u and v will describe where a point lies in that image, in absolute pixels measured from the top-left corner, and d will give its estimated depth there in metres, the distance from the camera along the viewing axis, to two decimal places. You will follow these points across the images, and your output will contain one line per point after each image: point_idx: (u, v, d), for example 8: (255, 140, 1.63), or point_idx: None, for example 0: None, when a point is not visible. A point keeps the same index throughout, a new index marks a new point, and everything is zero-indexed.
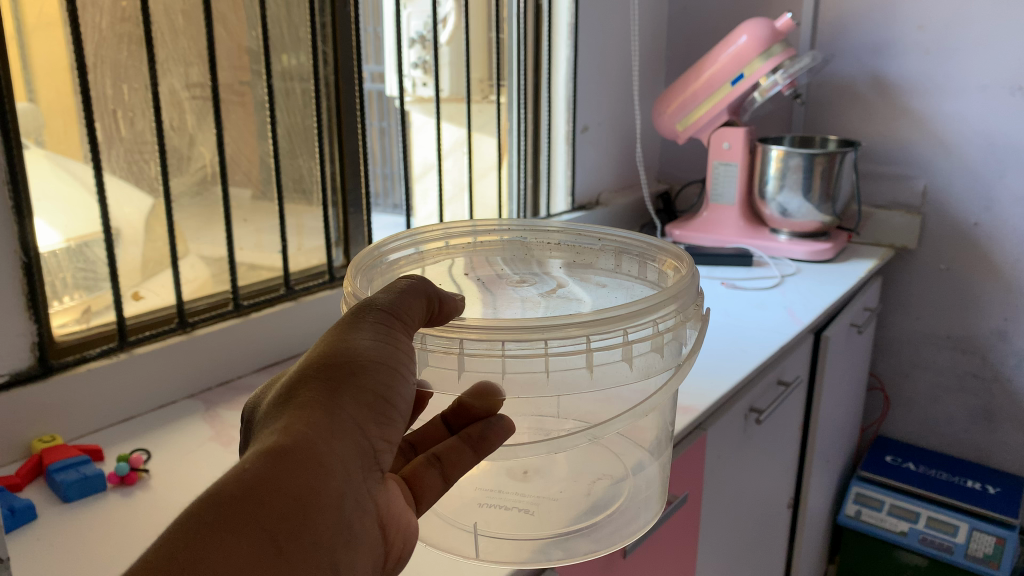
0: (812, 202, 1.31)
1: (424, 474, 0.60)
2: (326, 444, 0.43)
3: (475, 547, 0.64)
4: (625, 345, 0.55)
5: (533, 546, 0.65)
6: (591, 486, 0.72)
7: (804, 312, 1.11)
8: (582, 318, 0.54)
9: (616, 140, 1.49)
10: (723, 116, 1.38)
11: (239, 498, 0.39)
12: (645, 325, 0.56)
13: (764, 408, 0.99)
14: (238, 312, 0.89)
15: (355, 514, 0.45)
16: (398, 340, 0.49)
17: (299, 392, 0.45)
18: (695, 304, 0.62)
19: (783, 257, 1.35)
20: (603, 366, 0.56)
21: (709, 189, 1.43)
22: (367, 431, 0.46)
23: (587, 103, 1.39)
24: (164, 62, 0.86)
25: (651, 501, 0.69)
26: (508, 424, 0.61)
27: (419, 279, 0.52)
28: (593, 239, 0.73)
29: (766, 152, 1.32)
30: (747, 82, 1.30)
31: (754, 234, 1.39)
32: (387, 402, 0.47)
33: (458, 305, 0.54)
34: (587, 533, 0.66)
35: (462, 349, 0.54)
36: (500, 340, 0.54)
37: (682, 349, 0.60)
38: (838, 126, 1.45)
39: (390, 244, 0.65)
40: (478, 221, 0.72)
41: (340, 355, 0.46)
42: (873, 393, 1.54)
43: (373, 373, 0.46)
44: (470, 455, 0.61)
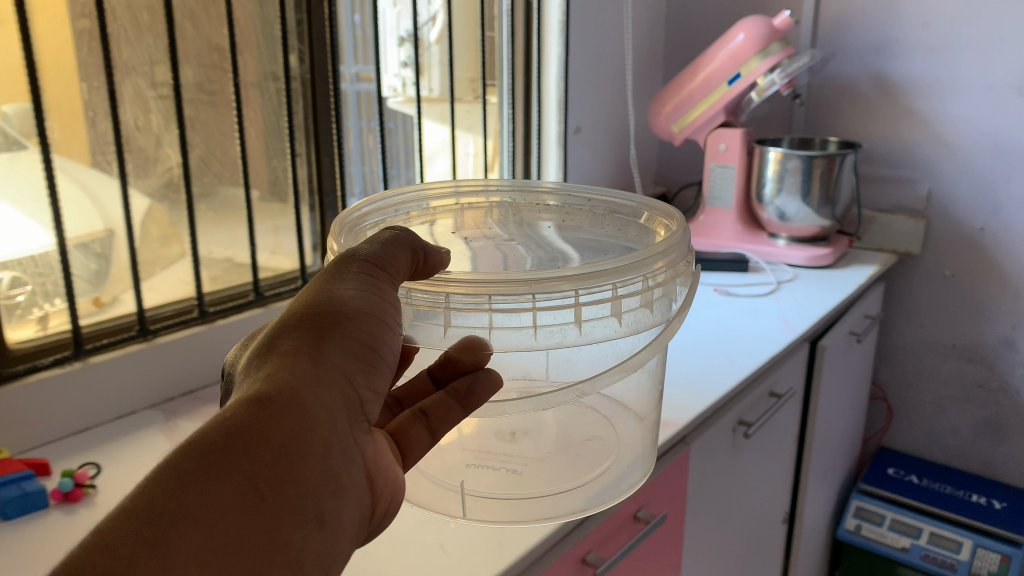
0: (811, 205, 1.27)
1: (411, 428, 0.65)
2: (309, 391, 0.46)
3: (461, 506, 0.66)
4: (613, 300, 0.59)
5: (520, 505, 0.67)
6: (580, 447, 0.74)
7: (799, 321, 1.06)
8: (570, 272, 0.57)
9: (610, 143, 1.45)
10: (720, 117, 1.33)
11: (222, 443, 0.41)
12: (635, 280, 0.60)
13: (754, 421, 0.95)
14: (203, 318, 0.86)
15: (341, 461, 0.48)
16: (382, 292, 0.52)
17: (284, 341, 0.48)
18: (686, 260, 0.65)
19: (784, 262, 1.30)
20: (593, 321, 0.59)
21: (705, 192, 1.39)
22: (352, 380, 0.49)
23: (579, 103, 1.36)
24: (128, 59, 0.83)
25: (644, 461, 0.71)
26: (494, 378, 0.66)
27: (402, 232, 0.56)
28: (581, 197, 0.73)
29: (764, 153, 1.28)
30: (744, 82, 1.26)
31: (751, 239, 1.35)
32: (371, 351, 0.50)
33: (442, 259, 0.58)
34: (582, 490, 0.68)
35: (449, 303, 0.57)
36: (486, 295, 0.57)
37: (672, 306, 0.64)
38: (838, 127, 1.40)
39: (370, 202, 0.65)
40: (460, 181, 0.73)
41: (325, 305, 0.50)
42: (876, 402, 1.49)
43: (357, 323, 0.50)
44: (456, 410, 0.66)
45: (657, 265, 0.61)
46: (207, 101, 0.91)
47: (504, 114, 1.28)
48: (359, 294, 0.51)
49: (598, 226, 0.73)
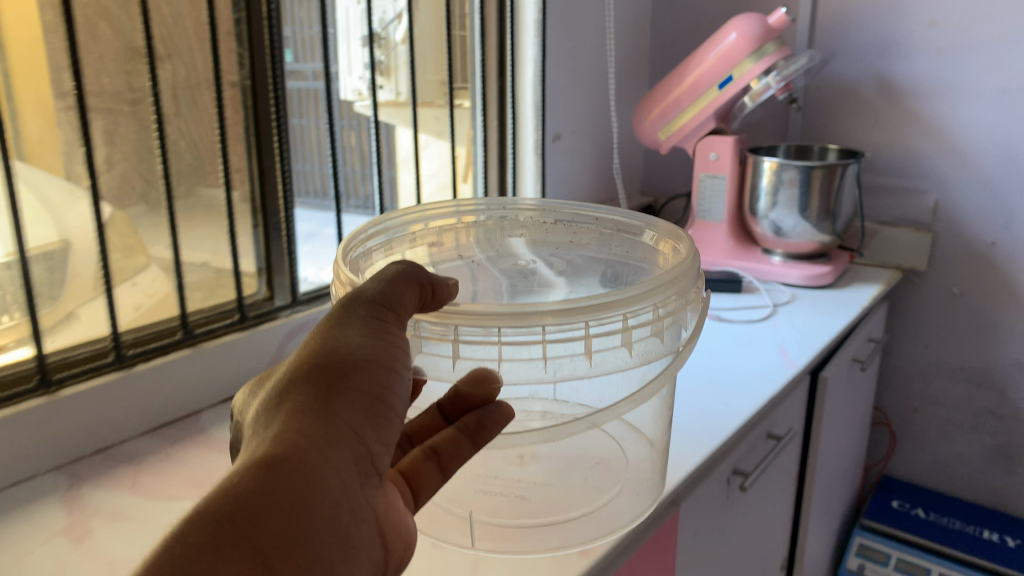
0: (809, 220, 1.17)
1: (422, 466, 0.63)
2: (318, 453, 0.44)
3: (469, 536, 0.66)
4: (625, 331, 0.60)
5: (529, 534, 0.66)
6: (590, 472, 0.74)
7: (798, 352, 0.96)
8: (580, 306, 0.59)
9: (593, 151, 1.34)
10: (710, 123, 1.23)
11: (231, 513, 0.40)
12: (646, 310, 0.61)
13: (750, 470, 0.84)
14: (120, 364, 0.74)
15: (349, 519, 0.46)
16: (390, 336, 0.50)
17: (291, 397, 0.46)
18: (695, 287, 0.66)
19: (781, 281, 1.20)
20: (603, 352, 0.61)
21: (694, 205, 1.29)
22: (361, 433, 0.47)
23: (558, 108, 1.25)
24: (29, 66, 0.72)
25: (653, 491, 0.70)
26: (504, 409, 0.65)
27: (409, 267, 0.54)
28: (586, 217, 0.78)
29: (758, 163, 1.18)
30: (736, 85, 1.16)
31: (745, 255, 1.25)
32: (381, 402, 0.49)
33: (450, 290, 0.56)
34: (586, 521, 0.67)
35: (457, 335, 0.59)
36: (496, 327, 0.59)
37: (681, 336, 0.66)
38: (838, 133, 1.30)
39: (378, 225, 0.69)
40: (460, 200, 0.77)
41: (333, 355, 0.48)
42: (879, 428, 1.39)
43: (365, 373, 0.48)
44: (468, 445, 0.64)
45: (668, 294, 0.63)
46: (130, 112, 0.80)
47: (474, 122, 1.17)
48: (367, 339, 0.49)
49: (604, 245, 0.78)
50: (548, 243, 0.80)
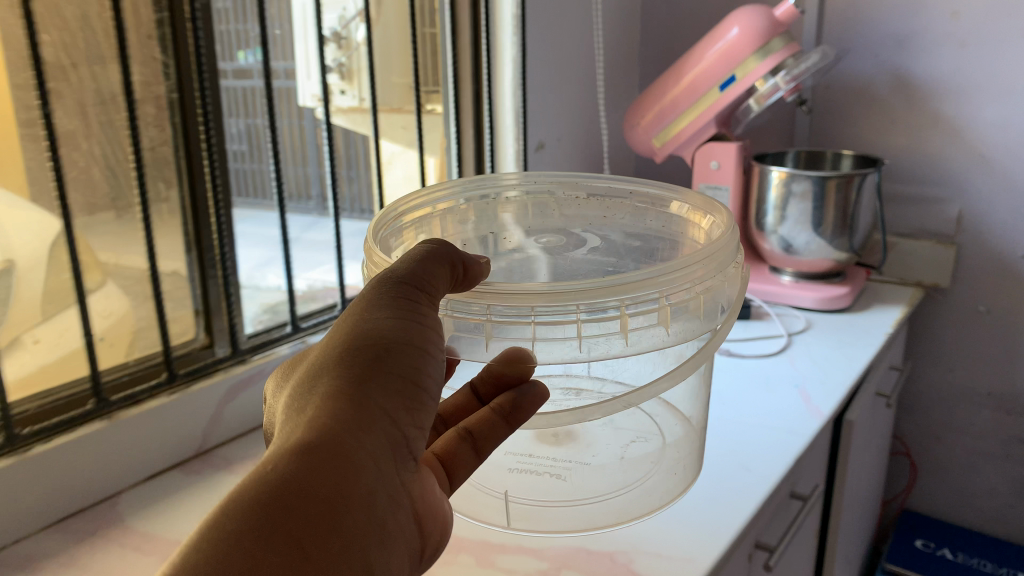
0: (823, 237, 1.04)
1: (457, 448, 0.63)
2: (352, 439, 0.43)
3: (505, 516, 0.67)
4: (662, 308, 0.64)
5: (559, 517, 0.67)
6: (625, 447, 0.74)
7: (822, 395, 0.84)
8: (615, 285, 0.62)
9: (581, 160, 1.21)
10: (711, 129, 1.10)
11: (267, 502, 0.40)
12: (683, 291, 0.65)
13: (774, 543, 0.72)
14: (15, 446, 0.60)
15: (386, 503, 0.45)
16: (421, 318, 0.50)
17: (323, 383, 0.46)
18: (735, 265, 0.71)
19: (793, 304, 1.08)
20: (638, 331, 0.64)
21: None
22: (396, 417, 0.46)
23: (541, 114, 1.12)
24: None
25: (688, 471, 0.71)
26: (537, 392, 0.66)
27: (437, 247, 0.54)
28: (620, 191, 0.84)
29: (765, 173, 1.06)
30: (739, 87, 1.03)
31: (752, 274, 1.12)
32: (416, 385, 0.47)
33: (482, 269, 0.56)
34: (627, 497, 0.68)
35: (493, 315, 0.63)
36: (531, 305, 0.62)
37: (721, 313, 0.69)
38: (850, 136, 1.18)
39: (421, 194, 0.75)
40: (489, 175, 0.82)
41: (367, 337, 0.47)
42: (898, 458, 1.27)
43: (398, 354, 0.47)
44: (502, 426, 0.65)
45: (700, 273, 0.66)
46: (26, 135, 0.66)
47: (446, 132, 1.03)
48: (399, 323, 0.48)
49: (637, 217, 0.83)
50: (582, 216, 0.85)
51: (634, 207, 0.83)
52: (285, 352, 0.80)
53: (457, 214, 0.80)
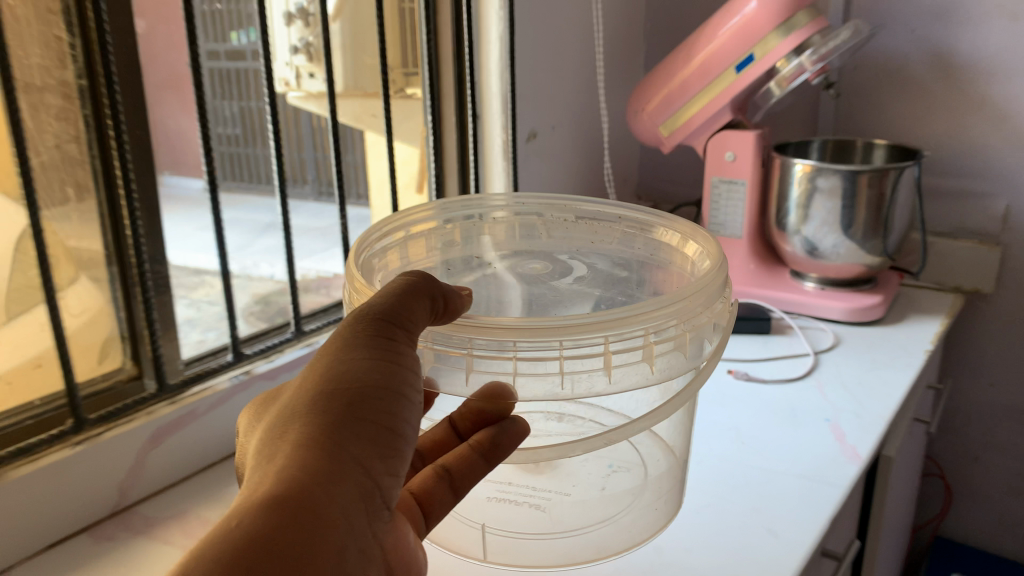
0: (853, 238, 0.91)
1: (433, 488, 0.54)
2: (325, 492, 0.38)
3: (482, 549, 0.59)
4: (647, 348, 0.54)
5: (536, 550, 0.58)
6: (607, 475, 0.63)
7: (857, 431, 0.71)
8: (602, 320, 0.53)
9: (579, 151, 1.08)
10: (726, 115, 0.97)
11: (232, 558, 0.35)
12: (670, 326, 0.55)
13: None
14: None
15: (359, 560, 0.40)
16: (400, 356, 0.44)
17: (292, 429, 0.41)
18: (723, 299, 0.60)
19: (821, 316, 0.94)
20: (622, 369, 0.54)
21: (704, 214, 1.03)
22: (370, 468, 0.41)
23: (533, 100, 0.99)
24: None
25: (669, 504, 0.61)
26: (519, 425, 0.56)
27: (418, 279, 0.48)
28: (608, 217, 0.71)
29: (788, 165, 0.93)
30: (758, 68, 0.90)
31: (771, 280, 0.99)
32: (392, 434, 0.42)
33: (464, 301, 0.51)
34: (607, 530, 0.59)
35: (472, 351, 0.53)
36: (513, 340, 0.53)
37: (701, 348, 0.57)
38: (881, 123, 1.05)
39: (382, 225, 0.63)
40: (460, 199, 0.70)
41: (340, 380, 0.42)
42: (931, 480, 1.15)
43: (374, 399, 0.42)
44: (481, 464, 0.55)
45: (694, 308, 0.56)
46: None
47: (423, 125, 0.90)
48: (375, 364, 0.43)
49: (628, 245, 0.71)
50: (568, 241, 0.73)
51: (624, 235, 0.71)
52: (225, 385, 0.67)
53: (429, 240, 0.69)
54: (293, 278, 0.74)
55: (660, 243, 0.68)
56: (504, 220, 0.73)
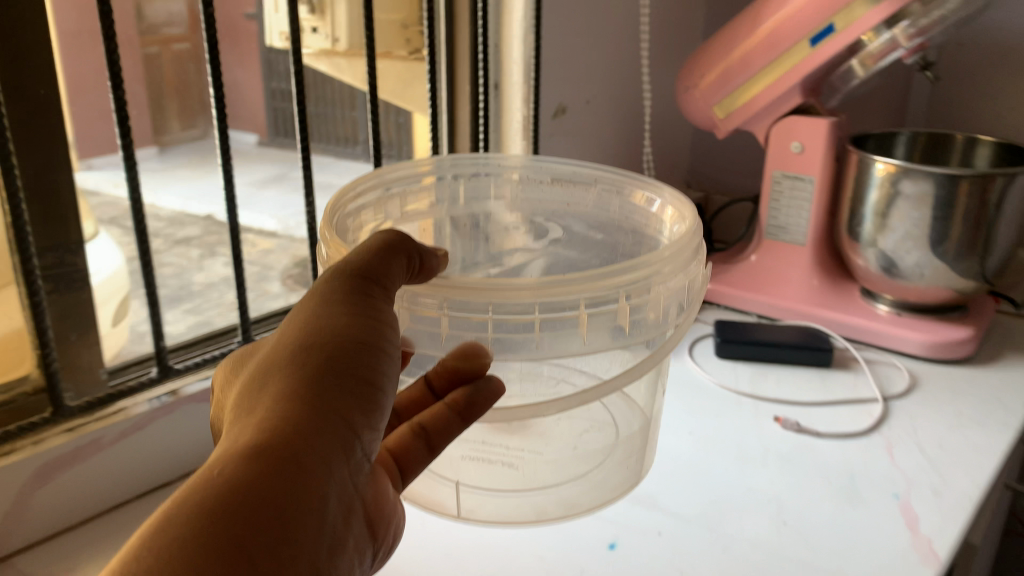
0: (942, 257, 0.74)
1: (406, 449, 0.47)
2: (309, 442, 0.35)
3: (457, 504, 0.55)
4: (620, 311, 0.51)
5: (511, 504, 0.55)
6: (579, 437, 0.61)
7: (934, 514, 0.56)
8: (582, 281, 0.50)
9: (618, 132, 0.93)
10: (795, 97, 0.80)
11: (212, 506, 0.32)
12: (646, 290, 0.52)
13: None
14: None
15: (343, 517, 0.37)
16: (380, 312, 0.42)
17: (272, 384, 0.38)
18: (695, 261, 0.56)
19: (895, 349, 0.78)
20: (597, 330, 0.52)
21: (761, 214, 0.87)
22: (355, 421, 0.38)
23: (564, 68, 0.83)
24: None
25: (639, 465, 0.59)
26: (496, 385, 0.49)
27: (393, 239, 0.46)
28: (584, 180, 0.66)
29: (868, 161, 0.76)
30: (840, 41, 0.73)
31: (836, 299, 0.82)
32: (376, 388, 0.40)
33: (438, 260, 0.49)
34: (580, 486, 0.57)
35: (448, 309, 0.50)
36: (488, 302, 0.50)
37: (679, 314, 0.56)
38: (985, 114, 0.87)
39: (357, 192, 0.57)
40: (439, 159, 0.64)
41: (319, 334, 0.39)
42: (1012, 538, 0.98)
43: (357, 351, 0.39)
44: (457, 423, 0.48)
45: (677, 262, 0.54)
46: None
47: (427, 98, 0.75)
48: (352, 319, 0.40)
49: (603, 208, 0.67)
50: (548, 201, 0.68)
51: (600, 199, 0.66)
52: (143, 409, 0.55)
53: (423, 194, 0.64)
54: (239, 278, 0.61)
55: (637, 209, 0.64)
56: (482, 178, 0.67)
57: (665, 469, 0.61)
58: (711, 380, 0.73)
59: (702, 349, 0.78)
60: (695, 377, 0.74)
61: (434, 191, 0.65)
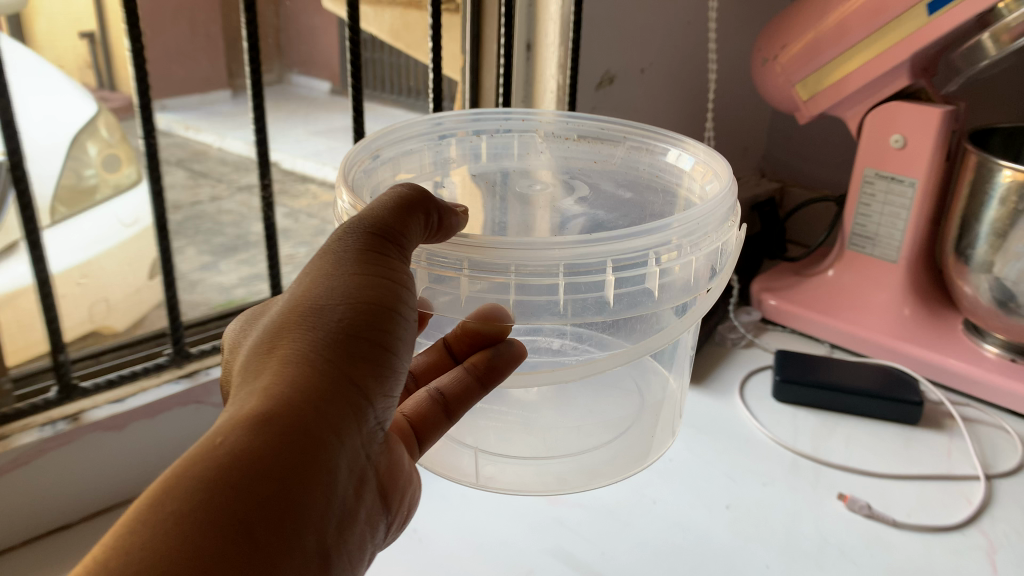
0: None
1: (425, 414, 0.45)
2: (317, 412, 0.34)
3: (475, 471, 0.50)
4: (652, 275, 0.42)
5: (532, 470, 0.50)
6: (602, 403, 0.55)
7: None
8: (612, 239, 0.41)
9: (677, 109, 0.77)
10: (901, 78, 0.63)
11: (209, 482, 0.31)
12: (683, 257, 0.43)
13: None
14: None
15: (349, 487, 0.36)
16: (400, 274, 0.38)
17: (280, 345, 0.35)
18: (730, 219, 0.47)
19: (1001, 405, 0.62)
20: (624, 296, 0.43)
21: (847, 220, 0.71)
22: (365, 389, 0.36)
23: (614, 28, 0.68)
24: None
25: (669, 430, 0.52)
26: (518, 348, 0.46)
27: (414, 191, 0.40)
28: (612, 137, 0.56)
29: (993, 165, 0.59)
30: (970, 8, 0.56)
31: (933, 334, 0.66)
32: (390, 354, 0.37)
33: (459, 221, 0.41)
34: (605, 453, 0.51)
35: (469, 270, 0.41)
36: (513, 260, 0.41)
37: (712, 276, 0.46)
38: None
39: (356, 152, 0.47)
40: (445, 114, 0.53)
41: (333, 296, 0.36)
42: None
43: (372, 318, 0.36)
44: (475, 389, 0.46)
45: (718, 220, 0.45)
46: None
47: (430, 62, 0.61)
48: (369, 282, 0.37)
49: (634, 167, 0.55)
50: (574, 162, 0.57)
51: (630, 157, 0.55)
52: (32, 439, 0.44)
53: (442, 150, 0.54)
54: (168, 278, 0.49)
55: (670, 169, 0.53)
56: (507, 135, 0.56)
57: (690, 560, 0.47)
58: (763, 434, 0.58)
59: (756, 387, 0.64)
60: (743, 427, 0.59)
61: (439, 152, 0.54)
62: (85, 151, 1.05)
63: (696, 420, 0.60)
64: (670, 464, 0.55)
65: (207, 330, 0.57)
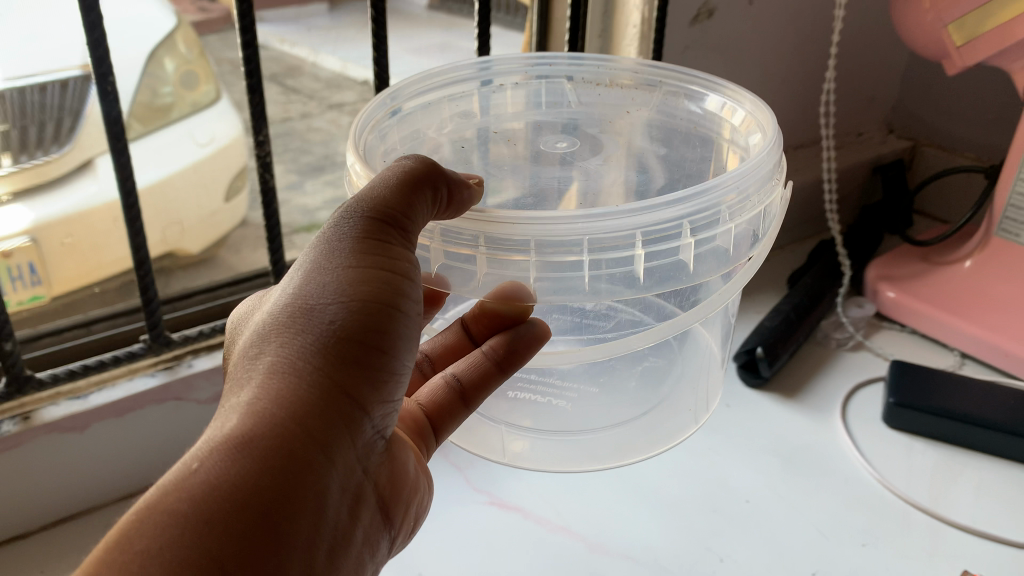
0: None
1: (439, 406, 0.35)
2: (301, 444, 0.25)
3: (501, 449, 0.44)
4: (686, 247, 0.33)
5: (568, 445, 0.44)
6: (640, 375, 0.48)
7: None
8: (635, 204, 0.31)
9: (792, 52, 0.63)
10: None
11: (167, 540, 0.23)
12: (720, 225, 0.33)
13: None
14: None
15: (348, 532, 0.27)
16: (404, 262, 0.28)
17: (263, 354, 0.27)
18: (774, 180, 0.36)
19: None
20: (654, 269, 0.33)
21: (997, 199, 0.57)
22: (364, 410, 0.27)
23: None
24: None
25: (710, 397, 0.46)
26: (542, 328, 0.37)
27: (419, 165, 0.30)
28: (649, 83, 0.45)
29: None
30: None
31: None
32: (395, 361, 0.28)
33: (471, 195, 0.31)
34: (643, 425, 0.45)
35: (485, 247, 0.32)
36: (536, 231, 0.31)
37: (755, 243, 0.36)
38: None
39: (373, 109, 0.39)
40: (498, 57, 0.45)
41: (328, 289, 0.27)
42: None
43: (376, 318, 0.27)
44: (495, 373, 0.36)
45: (762, 182, 0.35)
46: None
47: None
48: (366, 277, 0.27)
49: (672, 122, 0.45)
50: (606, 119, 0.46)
51: (666, 104, 0.45)
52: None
53: (466, 104, 0.45)
54: (137, 253, 0.41)
55: (711, 119, 0.44)
56: (538, 81, 0.46)
57: None
58: (870, 473, 0.47)
59: (861, 406, 0.52)
60: (843, 459, 0.48)
61: (482, 96, 0.46)
62: (161, 67, 0.93)
63: (787, 447, 0.49)
64: (747, 506, 0.45)
65: (215, 300, 0.50)
